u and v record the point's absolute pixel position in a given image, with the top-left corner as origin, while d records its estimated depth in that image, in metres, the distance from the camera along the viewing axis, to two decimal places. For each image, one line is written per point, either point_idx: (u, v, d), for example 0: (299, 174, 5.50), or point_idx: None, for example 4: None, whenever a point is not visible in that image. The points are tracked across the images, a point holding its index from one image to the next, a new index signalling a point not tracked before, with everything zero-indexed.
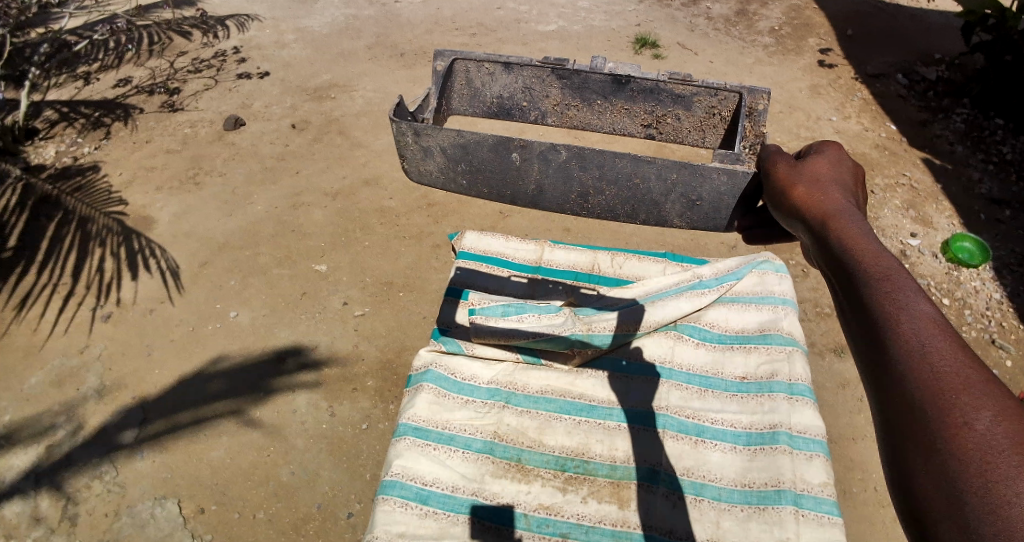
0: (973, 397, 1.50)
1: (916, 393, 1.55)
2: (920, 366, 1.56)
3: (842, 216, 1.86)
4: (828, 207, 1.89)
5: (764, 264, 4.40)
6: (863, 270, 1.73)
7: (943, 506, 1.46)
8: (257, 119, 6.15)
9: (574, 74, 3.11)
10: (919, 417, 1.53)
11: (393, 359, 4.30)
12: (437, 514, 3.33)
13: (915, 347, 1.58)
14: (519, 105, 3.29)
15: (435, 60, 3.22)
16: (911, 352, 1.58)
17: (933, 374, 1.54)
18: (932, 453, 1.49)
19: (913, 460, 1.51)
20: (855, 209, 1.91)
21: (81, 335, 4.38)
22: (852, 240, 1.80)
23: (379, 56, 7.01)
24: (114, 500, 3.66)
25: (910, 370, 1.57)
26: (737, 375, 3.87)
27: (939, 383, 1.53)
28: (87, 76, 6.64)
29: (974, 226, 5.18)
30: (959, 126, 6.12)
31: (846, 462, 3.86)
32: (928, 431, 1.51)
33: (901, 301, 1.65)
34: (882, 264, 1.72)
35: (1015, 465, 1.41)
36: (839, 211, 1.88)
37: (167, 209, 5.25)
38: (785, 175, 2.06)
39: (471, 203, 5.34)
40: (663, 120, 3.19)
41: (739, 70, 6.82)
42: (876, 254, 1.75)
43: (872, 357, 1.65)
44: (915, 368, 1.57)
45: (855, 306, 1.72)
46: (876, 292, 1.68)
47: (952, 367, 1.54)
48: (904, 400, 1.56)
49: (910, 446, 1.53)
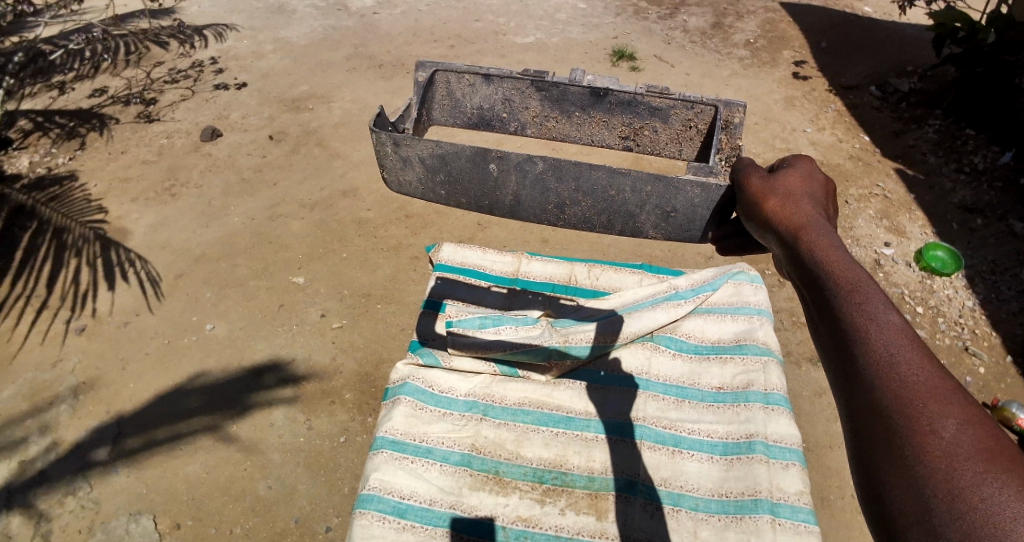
0: (941, 407, 1.52)
1: (886, 402, 1.56)
2: (888, 376, 1.58)
3: (813, 227, 1.87)
4: (800, 219, 1.90)
5: (739, 275, 4.44)
6: (834, 281, 1.74)
7: (911, 514, 1.47)
8: (235, 130, 6.10)
9: (552, 86, 3.13)
10: (887, 426, 1.54)
11: (371, 371, 4.27)
12: (416, 527, 3.30)
13: (885, 358, 1.60)
14: (498, 116, 3.32)
15: (417, 71, 3.25)
16: (881, 362, 1.59)
17: (900, 383, 1.56)
18: (901, 462, 1.51)
19: (882, 469, 1.53)
20: (826, 220, 1.92)
21: (54, 348, 4.30)
22: (824, 251, 1.81)
23: (358, 67, 7.01)
24: (87, 516, 3.59)
25: (879, 379, 1.58)
26: (713, 385, 3.89)
27: (907, 392, 1.55)
28: (61, 86, 6.56)
29: (946, 235, 5.28)
30: (932, 136, 6.22)
31: (822, 469, 3.89)
32: (897, 440, 1.52)
33: (870, 311, 1.67)
34: (852, 275, 1.73)
35: (980, 473, 1.43)
36: (810, 223, 1.89)
37: (143, 220, 5.18)
38: (758, 187, 2.07)
39: (451, 214, 5.34)
40: (641, 133, 3.21)
41: (715, 82, 6.91)
42: (847, 264, 1.76)
43: (842, 367, 1.66)
44: (884, 377, 1.58)
45: (825, 316, 1.73)
46: (846, 302, 1.69)
47: (920, 377, 1.56)
48: (873, 409, 1.57)
49: (879, 455, 1.54)
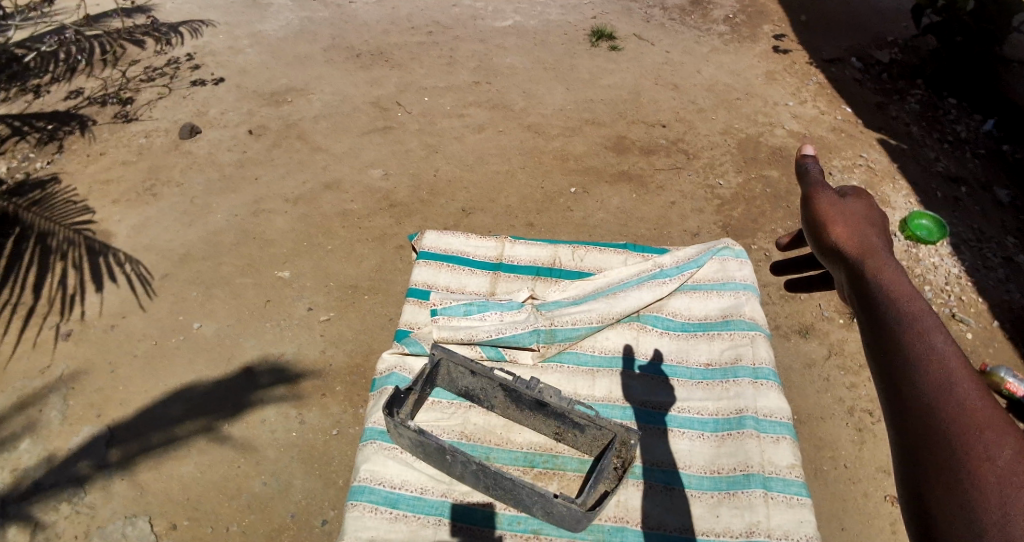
0: (1010, 443, 1.08)
1: (945, 434, 1.12)
2: (953, 403, 1.14)
3: (873, 250, 1.46)
4: (857, 239, 1.49)
5: (725, 251, 4.43)
6: (892, 299, 1.32)
7: None
8: (213, 126, 6.02)
9: (511, 382, 3.46)
10: (946, 464, 1.09)
11: (361, 363, 4.26)
12: (408, 517, 3.30)
13: (944, 380, 1.17)
14: (472, 393, 3.64)
15: None
16: (941, 388, 1.16)
17: (965, 416, 1.12)
18: (965, 514, 1.05)
19: (938, 517, 1.08)
20: (889, 241, 1.51)
21: (42, 355, 4.24)
22: (883, 271, 1.39)
23: (336, 58, 6.91)
24: (84, 521, 3.56)
25: (939, 408, 1.15)
26: (701, 362, 3.90)
27: (972, 428, 1.11)
28: (37, 89, 6.39)
29: (932, 204, 5.28)
30: (913, 106, 6.23)
31: (815, 441, 3.92)
32: (960, 482, 1.07)
33: (929, 332, 1.24)
34: (912, 297, 1.32)
35: None
36: (871, 240, 1.50)
37: (125, 221, 5.10)
38: (812, 185, 1.67)
39: (434, 202, 5.30)
40: (567, 435, 3.49)
41: (696, 60, 6.86)
42: (907, 286, 1.34)
43: (892, 392, 1.22)
44: (946, 404, 1.15)
45: (871, 327, 1.32)
46: (895, 311, 1.30)
47: (986, 409, 1.12)
48: (931, 444, 1.13)
49: (932, 495, 1.09)
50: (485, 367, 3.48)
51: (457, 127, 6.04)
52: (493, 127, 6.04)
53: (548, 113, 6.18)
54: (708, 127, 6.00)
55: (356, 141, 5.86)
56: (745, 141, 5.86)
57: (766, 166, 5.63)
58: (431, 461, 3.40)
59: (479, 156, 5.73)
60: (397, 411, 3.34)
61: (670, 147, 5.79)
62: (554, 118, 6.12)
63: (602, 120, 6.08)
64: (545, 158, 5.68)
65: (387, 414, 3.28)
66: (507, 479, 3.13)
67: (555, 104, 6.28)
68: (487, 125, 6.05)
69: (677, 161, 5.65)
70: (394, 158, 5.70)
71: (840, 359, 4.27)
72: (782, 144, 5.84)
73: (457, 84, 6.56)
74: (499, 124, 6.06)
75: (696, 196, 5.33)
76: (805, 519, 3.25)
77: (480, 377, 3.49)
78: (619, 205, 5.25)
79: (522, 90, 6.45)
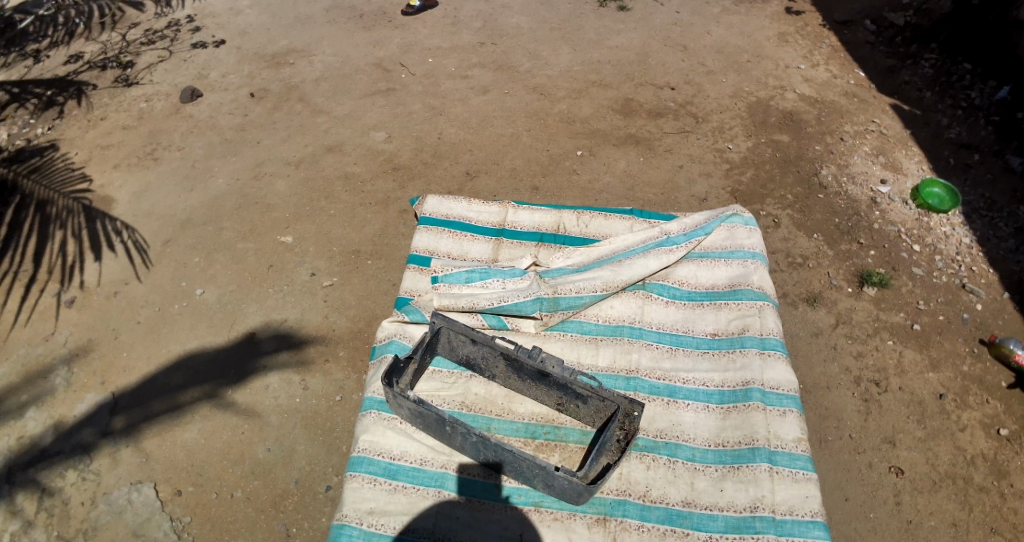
0: None
1: None
2: None
3: None
4: None
5: (733, 218, 4.35)
6: None
7: None
8: (213, 89, 5.90)
9: (513, 350, 3.41)
10: None
11: (363, 328, 4.21)
12: (406, 488, 3.29)
13: None
14: (473, 362, 3.59)
15: None
16: None
17: None
18: None
19: None
20: None
21: (45, 323, 4.20)
22: None
23: (337, 19, 6.72)
24: (89, 488, 3.56)
25: None
26: (708, 332, 3.84)
27: None
28: (35, 54, 6.19)
29: (944, 171, 5.15)
30: (926, 71, 5.92)
31: (821, 411, 3.88)
32: None
33: None
34: None
35: None
36: None
37: (126, 187, 5.02)
38: None
39: (437, 165, 5.21)
40: (569, 406, 3.46)
41: (706, 20, 6.65)
42: None
43: None
44: None
45: None
46: None
47: None
48: None
49: None
50: (486, 336, 3.43)
51: (461, 89, 5.90)
52: (497, 89, 5.89)
53: (555, 75, 6.01)
54: (718, 90, 5.85)
55: (358, 104, 5.73)
56: (755, 105, 5.71)
57: (776, 130, 5.48)
58: (429, 431, 3.37)
59: (484, 118, 5.60)
60: (396, 381, 3.32)
61: (678, 110, 5.65)
62: (560, 80, 5.96)
63: (609, 82, 5.93)
64: (550, 121, 5.55)
65: (385, 384, 3.25)
66: (508, 452, 3.10)
67: (561, 66, 6.12)
68: (491, 87, 5.91)
69: (686, 124, 5.52)
70: (396, 121, 5.58)
71: (847, 328, 4.20)
72: (793, 107, 5.68)
73: (461, 45, 6.39)
74: (503, 86, 5.92)
75: (704, 160, 5.22)
76: (810, 495, 3.25)
77: (481, 346, 3.45)
78: (626, 168, 5.14)
79: (528, 51, 6.29)
